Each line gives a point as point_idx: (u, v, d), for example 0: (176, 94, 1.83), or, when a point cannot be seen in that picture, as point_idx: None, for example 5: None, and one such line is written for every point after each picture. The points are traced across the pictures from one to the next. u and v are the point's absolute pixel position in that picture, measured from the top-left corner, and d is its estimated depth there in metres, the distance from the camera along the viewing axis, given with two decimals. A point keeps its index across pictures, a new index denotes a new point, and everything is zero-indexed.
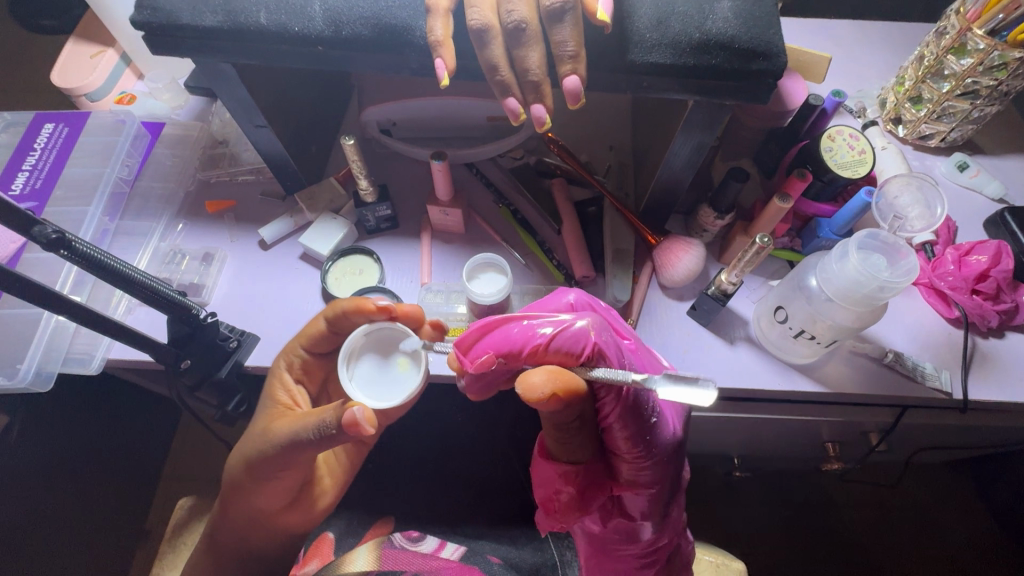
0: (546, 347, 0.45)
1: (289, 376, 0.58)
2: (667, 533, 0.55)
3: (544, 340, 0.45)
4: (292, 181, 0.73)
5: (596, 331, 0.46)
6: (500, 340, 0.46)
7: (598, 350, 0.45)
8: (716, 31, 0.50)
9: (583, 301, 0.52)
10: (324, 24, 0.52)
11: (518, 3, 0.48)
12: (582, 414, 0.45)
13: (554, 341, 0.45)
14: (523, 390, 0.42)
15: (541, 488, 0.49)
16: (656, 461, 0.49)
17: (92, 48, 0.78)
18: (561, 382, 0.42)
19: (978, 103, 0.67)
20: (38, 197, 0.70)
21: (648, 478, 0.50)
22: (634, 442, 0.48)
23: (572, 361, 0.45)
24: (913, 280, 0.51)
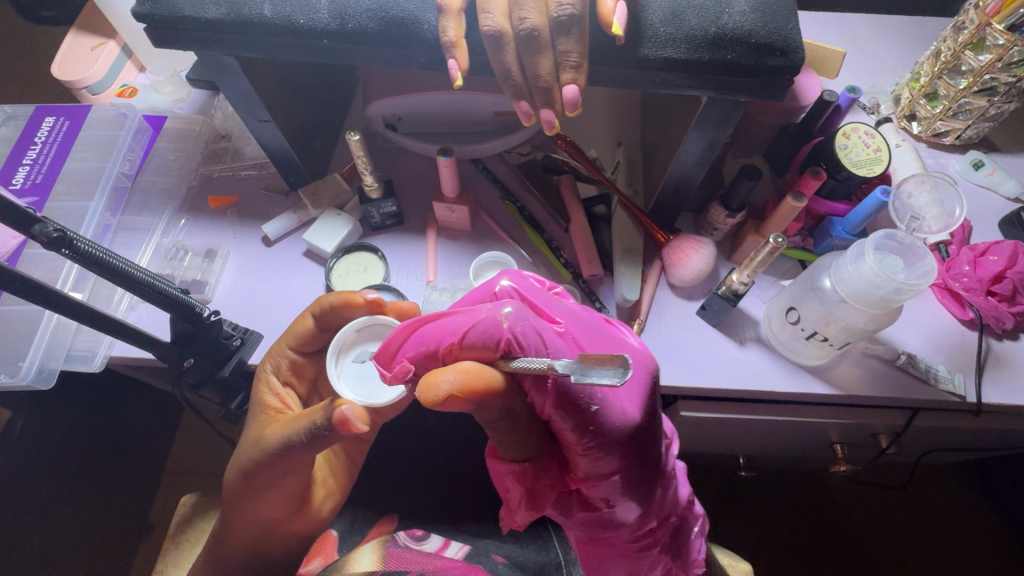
0: (458, 339, 0.41)
1: (276, 378, 0.57)
2: (655, 515, 0.51)
3: (458, 333, 0.41)
4: (296, 177, 0.72)
5: (510, 320, 0.40)
6: (415, 346, 0.43)
7: (512, 340, 0.40)
8: (732, 26, 0.49)
9: (512, 287, 0.45)
10: (330, 17, 0.51)
11: (529, 10, 0.46)
12: (511, 407, 0.41)
13: (466, 333, 0.41)
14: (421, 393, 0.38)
15: (499, 482, 0.47)
16: (612, 452, 0.43)
17: (93, 40, 0.77)
18: (465, 384, 0.38)
19: (996, 100, 0.66)
20: (39, 192, 0.69)
21: (608, 469, 0.44)
22: (581, 436, 0.42)
23: (486, 353, 0.40)
24: (931, 281, 0.50)
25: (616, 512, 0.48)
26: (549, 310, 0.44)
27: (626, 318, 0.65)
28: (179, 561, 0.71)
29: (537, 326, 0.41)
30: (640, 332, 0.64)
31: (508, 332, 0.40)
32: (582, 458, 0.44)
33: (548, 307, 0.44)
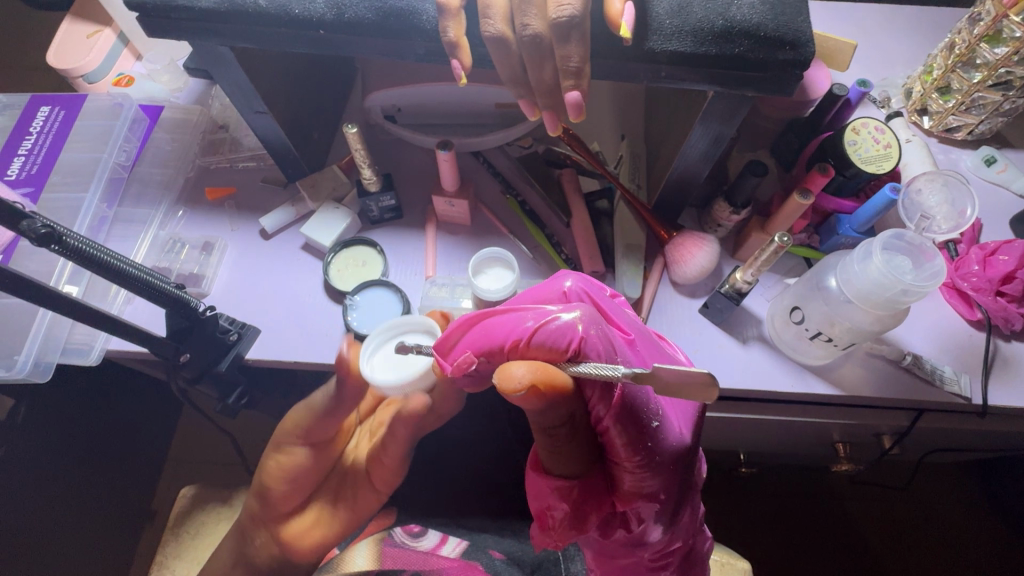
0: (529, 336, 0.39)
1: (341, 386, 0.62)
2: (680, 537, 0.49)
3: (530, 328, 0.39)
4: (294, 169, 0.71)
5: (586, 323, 0.39)
6: (482, 337, 0.43)
7: (585, 343, 0.39)
8: (741, 19, 0.47)
9: (579, 290, 0.45)
10: (326, 7, 0.50)
11: (532, 16, 0.44)
12: (573, 416, 0.40)
13: (538, 330, 0.39)
14: (499, 384, 0.36)
15: (535, 499, 0.45)
16: (664, 468, 0.42)
17: (88, 27, 0.75)
18: (542, 377, 0.36)
19: (1010, 94, 0.64)
20: (33, 183, 0.68)
21: (656, 489, 0.43)
22: (637, 450, 0.41)
23: (555, 354, 0.39)
24: (939, 283, 0.49)
25: (647, 533, 0.46)
26: (616, 318, 0.45)
27: None
28: (180, 552, 0.71)
29: (611, 332, 0.41)
30: None
31: (584, 336, 0.39)
32: (633, 475, 0.42)
33: (614, 315, 0.45)
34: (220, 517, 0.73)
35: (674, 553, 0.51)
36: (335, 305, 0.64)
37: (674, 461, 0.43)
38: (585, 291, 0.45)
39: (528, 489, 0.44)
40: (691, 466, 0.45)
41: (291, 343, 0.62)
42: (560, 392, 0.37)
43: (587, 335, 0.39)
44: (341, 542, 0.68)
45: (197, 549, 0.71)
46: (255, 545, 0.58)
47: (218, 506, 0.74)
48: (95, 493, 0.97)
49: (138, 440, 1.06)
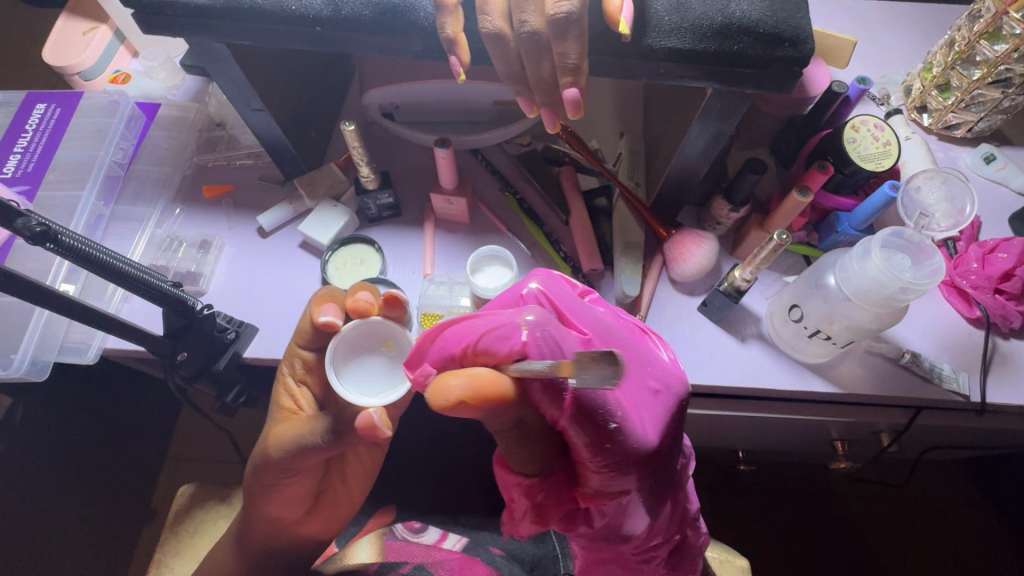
0: (475, 344, 0.40)
1: (292, 379, 0.57)
2: (662, 532, 0.49)
3: (474, 336, 0.40)
4: (292, 166, 0.70)
5: (530, 328, 0.40)
6: (434, 351, 0.42)
7: (529, 347, 0.39)
8: (740, 15, 0.47)
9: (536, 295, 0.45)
10: (323, 3, 0.49)
11: (530, 13, 0.44)
12: (521, 419, 0.40)
13: (483, 338, 0.39)
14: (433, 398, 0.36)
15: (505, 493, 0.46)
16: (628, 466, 0.42)
17: (84, 25, 0.74)
18: (475, 389, 0.36)
19: (1010, 91, 0.64)
20: (30, 180, 0.67)
21: (623, 484, 0.43)
22: (595, 448, 0.41)
23: (498, 360, 0.39)
24: (938, 281, 0.48)
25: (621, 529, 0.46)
26: (575, 318, 0.44)
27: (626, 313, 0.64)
28: (179, 551, 0.71)
29: (561, 334, 0.41)
30: None
31: (529, 340, 0.39)
32: (596, 473, 0.43)
33: (574, 314, 0.45)
34: (218, 515, 0.73)
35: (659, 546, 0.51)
36: None
37: (640, 462, 0.42)
38: (543, 295, 0.45)
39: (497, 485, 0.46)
40: (665, 464, 0.44)
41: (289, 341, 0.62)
42: (498, 401, 0.37)
43: (530, 341, 0.39)
44: (339, 540, 0.68)
45: (196, 547, 0.71)
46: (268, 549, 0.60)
47: (218, 504, 0.74)
48: (94, 491, 0.97)
49: (137, 438, 1.06)
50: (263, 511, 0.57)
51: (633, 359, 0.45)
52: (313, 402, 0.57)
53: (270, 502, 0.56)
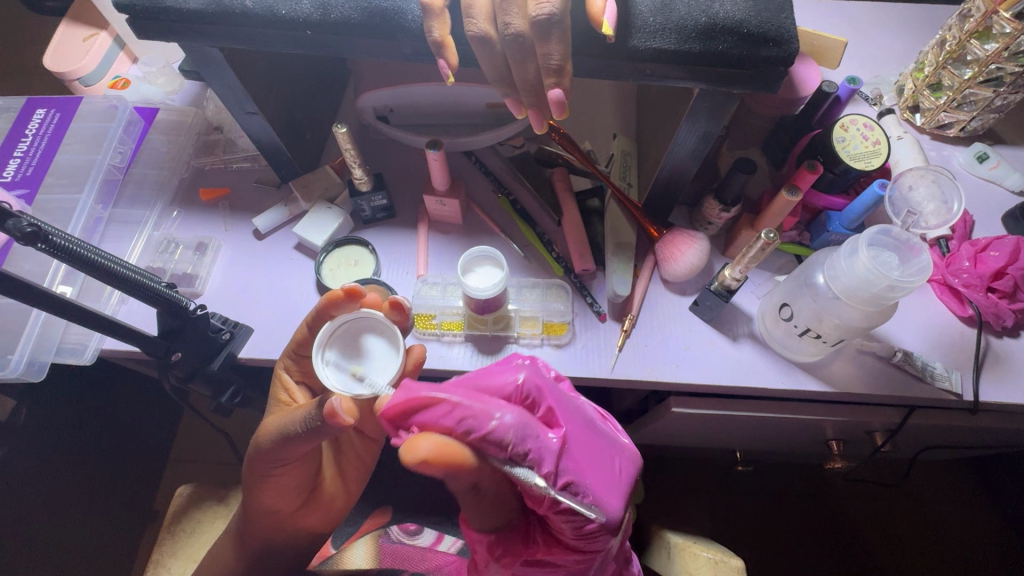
0: (479, 438, 0.40)
1: (289, 375, 0.57)
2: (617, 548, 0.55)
3: (480, 429, 0.40)
4: (287, 168, 0.71)
5: (526, 433, 0.41)
6: (429, 415, 0.41)
7: (517, 448, 0.40)
8: (724, 15, 0.47)
9: (532, 382, 0.45)
10: (312, 7, 0.50)
11: (513, 15, 0.45)
12: (478, 485, 0.42)
13: (485, 438, 0.40)
14: (405, 447, 0.39)
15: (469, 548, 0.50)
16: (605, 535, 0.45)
17: (84, 31, 0.76)
18: (445, 454, 0.39)
19: (1002, 90, 0.64)
20: (29, 184, 0.69)
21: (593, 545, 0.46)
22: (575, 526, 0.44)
23: (483, 453, 0.40)
24: (926, 278, 0.48)
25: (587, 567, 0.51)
26: (566, 409, 0.46)
27: (618, 314, 0.64)
28: (175, 550, 0.71)
29: (547, 438, 0.42)
30: (631, 327, 0.63)
31: (523, 445, 0.41)
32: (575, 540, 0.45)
33: (559, 412, 0.45)
34: (217, 516, 0.73)
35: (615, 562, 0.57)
36: None
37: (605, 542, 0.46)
38: (538, 385, 0.45)
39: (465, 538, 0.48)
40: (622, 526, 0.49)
41: (283, 342, 0.63)
42: (459, 469, 0.39)
43: (517, 440, 0.40)
44: (336, 540, 0.69)
45: (194, 547, 0.71)
46: (258, 540, 0.61)
47: (215, 503, 0.74)
48: (96, 493, 0.98)
49: (138, 440, 1.07)
50: (259, 505, 0.58)
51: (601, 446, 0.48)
52: (307, 395, 0.58)
53: (267, 493, 0.56)
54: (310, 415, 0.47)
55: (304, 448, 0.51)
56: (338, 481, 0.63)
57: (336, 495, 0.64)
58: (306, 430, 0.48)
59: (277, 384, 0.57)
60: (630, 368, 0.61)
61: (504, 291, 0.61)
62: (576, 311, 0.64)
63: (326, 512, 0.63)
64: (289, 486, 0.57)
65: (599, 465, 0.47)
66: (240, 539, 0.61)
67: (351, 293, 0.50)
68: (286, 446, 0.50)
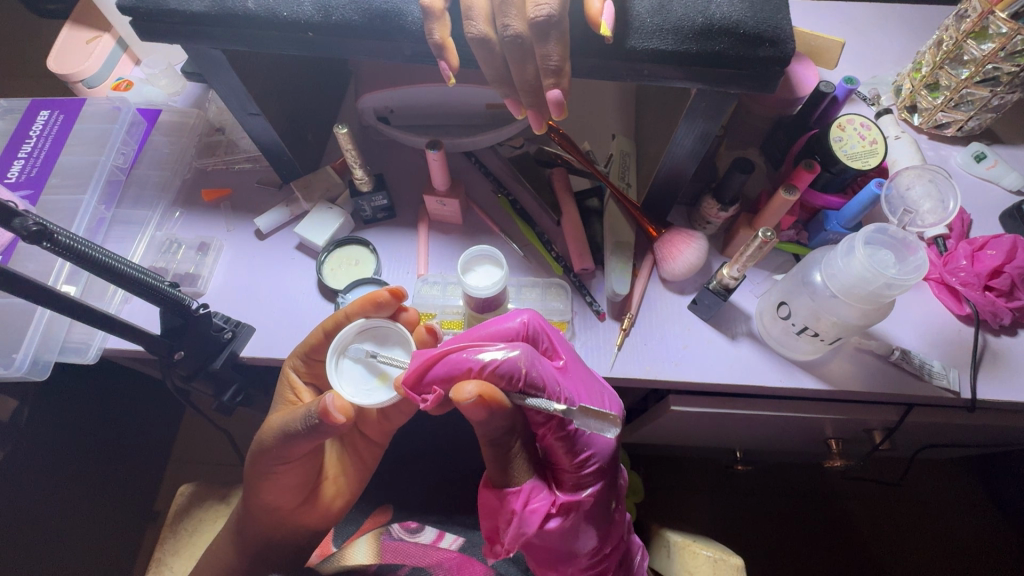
0: (499, 372, 0.46)
1: (296, 376, 0.58)
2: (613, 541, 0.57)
3: (499, 363, 0.46)
4: (288, 169, 0.72)
5: (536, 362, 0.47)
6: (450, 366, 0.47)
7: (531, 378, 0.46)
8: (720, 16, 0.48)
9: (535, 321, 0.52)
10: (314, 9, 0.51)
11: (512, 17, 0.45)
12: (509, 428, 0.48)
13: (506, 370, 0.46)
14: (452, 392, 0.43)
15: (485, 520, 0.52)
16: (598, 469, 0.52)
17: (88, 34, 0.76)
18: (486, 391, 0.43)
19: (999, 90, 0.64)
20: (33, 185, 0.69)
21: (592, 478, 0.52)
22: (574, 455, 0.51)
23: (507, 386, 0.46)
24: (922, 276, 0.48)
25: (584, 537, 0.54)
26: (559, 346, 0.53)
27: (617, 313, 0.65)
28: (178, 549, 0.72)
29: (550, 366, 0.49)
30: (630, 326, 0.63)
31: (535, 373, 0.47)
32: (570, 474, 0.52)
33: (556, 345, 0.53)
34: (219, 515, 0.74)
35: (610, 556, 0.59)
36: (328, 304, 0.65)
37: (600, 473, 0.52)
38: (539, 323, 0.52)
39: (481, 504, 0.51)
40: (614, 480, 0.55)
41: (284, 342, 0.63)
42: (498, 406, 0.44)
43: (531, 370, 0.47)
44: (337, 539, 0.69)
45: (195, 546, 0.72)
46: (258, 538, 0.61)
47: (218, 502, 0.75)
48: (99, 493, 0.98)
49: (140, 440, 1.07)
50: (260, 502, 0.58)
51: (593, 384, 0.54)
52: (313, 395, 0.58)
53: (266, 491, 0.57)
54: (311, 412, 0.48)
55: (308, 446, 0.51)
56: (340, 480, 0.65)
57: (336, 495, 0.65)
58: (307, 428, 0.49)
59: (282, 382, 0.58)
60: (630, 366, 0.61)
61: (503, 291, 0.61)
62: (575, 310, 0.65)
63: (325, 511, 0.64)
64: (289, 484, 0.57)
65: (594, 398, 0.53)
66: (241, 537, 0.61)
67: (393, 297, 0.53)
68: (288, 445, 0.51)
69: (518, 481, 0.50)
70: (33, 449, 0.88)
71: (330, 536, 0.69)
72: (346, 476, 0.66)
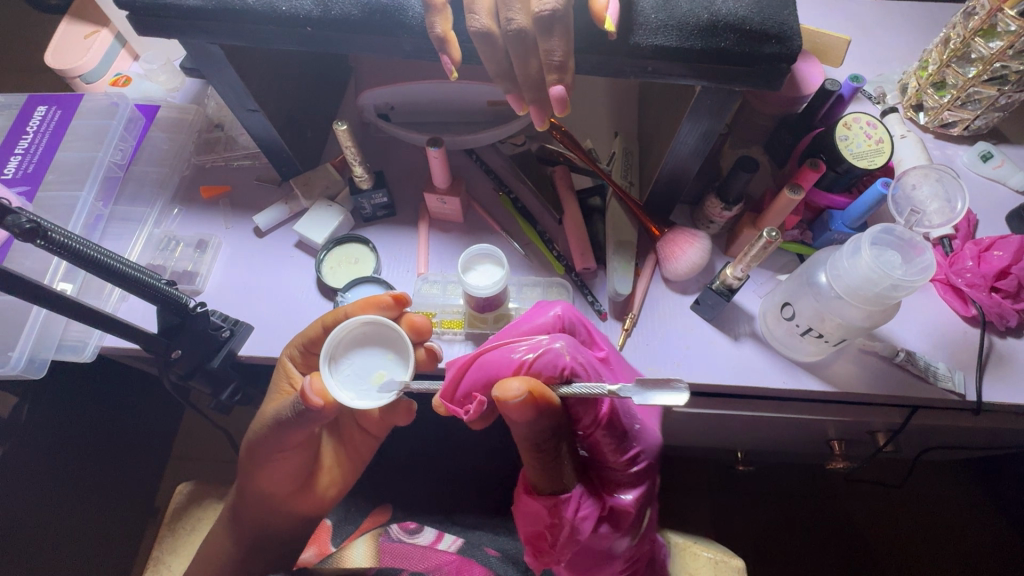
0: (535, 365, 0.49)
1: (292, 365, 0.57)
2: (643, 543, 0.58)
3: (534, 358, 0.49)
4: (287, 166, 0.71)
5: (573, 353, 0.50)
6: (492, 368, 0.51)
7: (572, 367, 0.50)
8: (725, 12, 0.47)
9: (570, 314, 0.55)
10: (312, 4, 0.50)
11: (516, 11, 0.45)
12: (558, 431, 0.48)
13: (542, 363, 0.49)
14: (498, 393, 0.44)
15: (529, 526, 0.51)
16: (643, 466, 0.54)
17: (86, 28, 0.75)
18: (529, 391, 0.44)
19: (1006, 89, 0.63)
20: (30, 181, 0.69)
21: (637, 478, 0.54)
22: (620, 451, 0.53)
23: (549, 378, 0.49)
24: (929, 277, 0.48)
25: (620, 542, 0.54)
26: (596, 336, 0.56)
27: (619, 313, 0.64)
28: (175, 548, 0.71)
29: (588, 354, 0.52)
30: (632, 326, 0.63)
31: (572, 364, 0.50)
32: (616, 471, 0.54)
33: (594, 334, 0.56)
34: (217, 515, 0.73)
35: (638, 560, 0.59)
36: (327, 303, 0.65)
37: (643, 474, 0.54)
38: (575, 315, 0.55)
39: (525, 512, 0.51)
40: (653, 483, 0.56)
41: (282, 341, 0.62)
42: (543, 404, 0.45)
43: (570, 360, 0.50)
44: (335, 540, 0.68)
45: (192, 545, 0.71)
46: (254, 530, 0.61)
47: (215, 502, 0.74)
48: (97, 489, 0.98)
49: (137, 438, 1.07)
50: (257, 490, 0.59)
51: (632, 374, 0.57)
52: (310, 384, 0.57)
53: (263, 480, 0.58)
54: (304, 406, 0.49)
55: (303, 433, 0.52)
56: (336, 470, 0.64)
57: (331, 484, 0.64)
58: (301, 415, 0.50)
59: (278, 371, 0.57)
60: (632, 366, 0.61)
61: (503, 291, 0.60)
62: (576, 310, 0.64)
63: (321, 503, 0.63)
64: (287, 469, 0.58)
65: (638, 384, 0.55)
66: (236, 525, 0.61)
67: (397, 301, 0.55)
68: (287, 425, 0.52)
69: (569, 488, 0.50)
70: None
71: (327, 533, 0.68)
72: (342, 467, 0.65)
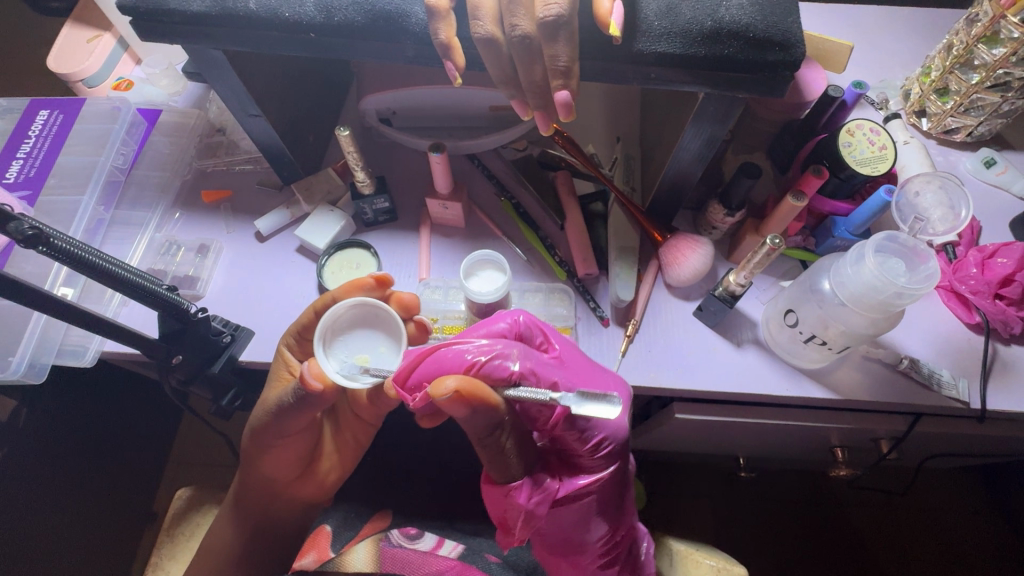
0: (479, 366, 0.47)
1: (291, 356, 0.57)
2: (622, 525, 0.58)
3: (479, 359, 0.47)
4: (290, 171, 0.71)
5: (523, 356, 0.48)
6: (433, 369, 0.48)
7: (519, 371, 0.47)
8: (729, 19, 0.47)
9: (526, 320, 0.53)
10: (316, 10, 0.50)
11: (520, 17, 0.44)
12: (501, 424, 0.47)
13: (487, 365, 0.47)
14: (431, 391, 0.43)
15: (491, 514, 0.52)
16: (609, 453, 0.53)
17: (89, 33, 0.76)
18: (470, 386, 0.43)
19: (1009, 96, 0.63)
20: (31, 185, 0.68)
21: (603, 464, 0.54)
22: (585, 439, 0.52)
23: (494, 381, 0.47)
24: (933, 285, 0.48)
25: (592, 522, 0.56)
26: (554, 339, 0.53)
27: (621, 319, 0.64)
28: (173, 554, 0.71)
29: (542, 358, 0.50)
30: (635, 332, 0.62)
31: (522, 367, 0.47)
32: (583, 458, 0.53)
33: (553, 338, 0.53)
34: None
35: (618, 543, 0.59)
36: None
37: (611, 459, 0.54)
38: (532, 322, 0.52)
39: (487, 502, 0.51)
40: (625, 465, 0.56)
41: None
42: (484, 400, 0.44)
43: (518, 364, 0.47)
44: None
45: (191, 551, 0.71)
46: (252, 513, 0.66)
47: (214, 507, 0.74)
48: (97, 493, 0.98)
49: (137, 443, 1.06)
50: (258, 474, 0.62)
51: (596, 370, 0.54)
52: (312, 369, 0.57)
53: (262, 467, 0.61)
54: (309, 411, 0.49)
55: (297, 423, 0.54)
56: (334, 457, 0.67)
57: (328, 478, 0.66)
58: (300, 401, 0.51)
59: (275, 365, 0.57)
60: (635, 373, 0.60)
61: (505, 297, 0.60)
62: (579, 316, 0.64)
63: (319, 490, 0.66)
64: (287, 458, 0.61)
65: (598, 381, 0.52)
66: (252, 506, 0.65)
67: (379, 282, 0.54)
68: (282, 420, 0.53)
69: (518, 475, 0.50)
70: (30, 451, 0.87)
71: (326, 539, 0.66)
72: (342, 453, 0.67)
